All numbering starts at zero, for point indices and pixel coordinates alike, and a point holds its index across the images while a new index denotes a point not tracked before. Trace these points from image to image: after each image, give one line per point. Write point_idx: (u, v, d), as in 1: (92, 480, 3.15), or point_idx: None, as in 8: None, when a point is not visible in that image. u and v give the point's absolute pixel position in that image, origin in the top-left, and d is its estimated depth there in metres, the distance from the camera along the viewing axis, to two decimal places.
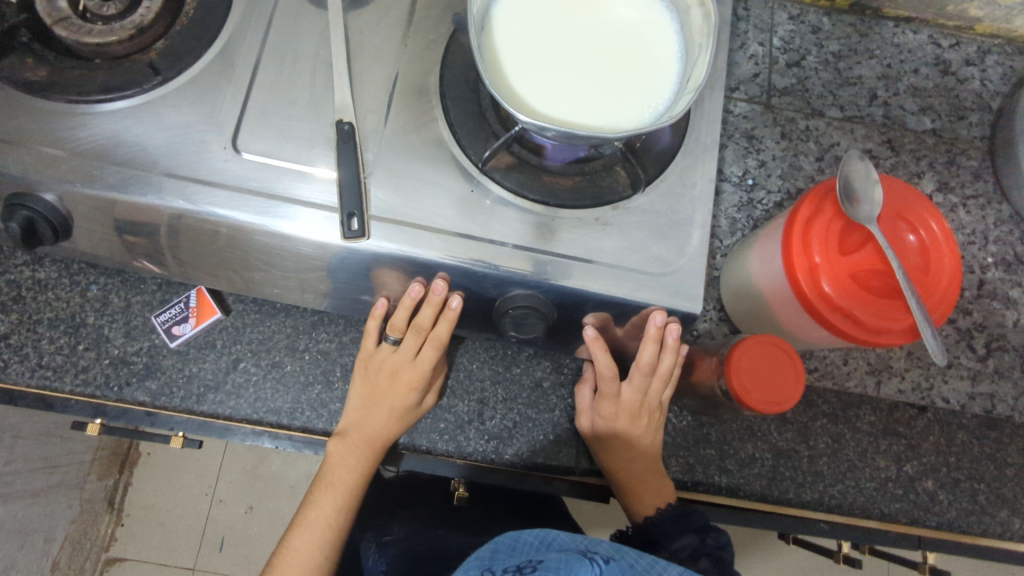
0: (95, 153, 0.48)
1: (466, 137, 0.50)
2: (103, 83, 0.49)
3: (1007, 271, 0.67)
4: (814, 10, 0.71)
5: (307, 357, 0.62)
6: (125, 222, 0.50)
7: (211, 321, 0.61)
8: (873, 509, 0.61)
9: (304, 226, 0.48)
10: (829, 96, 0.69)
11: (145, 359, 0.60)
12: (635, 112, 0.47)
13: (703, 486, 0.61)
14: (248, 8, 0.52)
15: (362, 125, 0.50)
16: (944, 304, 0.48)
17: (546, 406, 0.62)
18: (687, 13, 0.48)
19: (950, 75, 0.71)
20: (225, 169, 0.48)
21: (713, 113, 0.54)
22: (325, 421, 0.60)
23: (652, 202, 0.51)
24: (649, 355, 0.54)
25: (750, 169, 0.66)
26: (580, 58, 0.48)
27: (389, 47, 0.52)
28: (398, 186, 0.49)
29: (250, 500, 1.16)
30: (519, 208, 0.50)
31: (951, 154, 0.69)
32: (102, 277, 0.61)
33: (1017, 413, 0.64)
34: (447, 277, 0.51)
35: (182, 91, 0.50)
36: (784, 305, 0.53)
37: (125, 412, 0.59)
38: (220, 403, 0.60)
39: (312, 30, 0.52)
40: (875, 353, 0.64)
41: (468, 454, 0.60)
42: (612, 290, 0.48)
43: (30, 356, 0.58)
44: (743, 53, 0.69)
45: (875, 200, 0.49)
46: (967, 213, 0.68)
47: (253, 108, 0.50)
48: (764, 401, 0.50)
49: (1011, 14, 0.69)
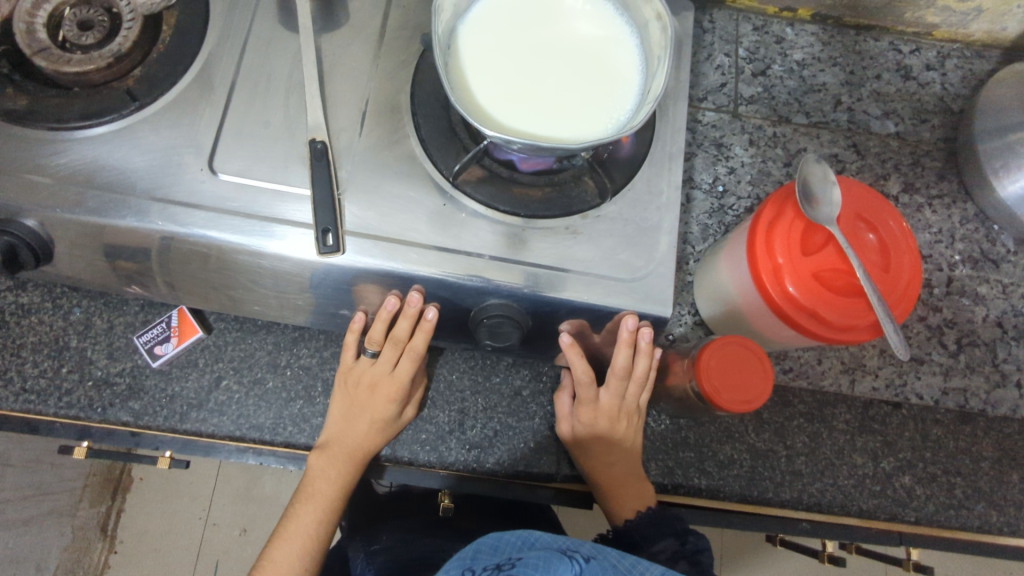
0: (75, 178, 0.50)
1: (436, 152, 0.52)
2: (82, 110, 0.51)
3: (975, 268, 0.69)
4: (777, 20, 0.74)
5: (289, 372, 0.63)
6: (105, 245, 0.52)
7: (193, 340, 0.62)
8: (853, 506, 0.62)
9: (280, 243, 0.49)
10: (795, 103, 0.71)
11: (129, 380, 0.60)
12: (599, 124, 0.48)
13: (684, 489, 0.61)
14: (222, 34, 0.54)
15: (335, 143, 0.52)
16: (905, 301, 0.50)
17: (526, 414, 0.63)
18: (646, 27, 0.50)
19: (911, 80, 0.73)
20: (201, 190, 0.50)
21: (677, 122, 0.56)
22: (308, 435, 0.61)
23: (620, 210, 0.52)
24: (624, 359, 0.56)
25: (720, 176, 0.68)
26: (543, 73, 0.49)
27: (361, 68, 0.54)
28: (372, 202, 0.50)
29: (244, 522, 1.15)
30: (490, 219, 0.51)
31: (915, 156, 0.71)
32: (85, 300, 0.62)
33: (989, 407, 0.65)
34: (422, 289, 0.52)
35: (160, 115, 0.52)
36: (753, 307, 0.55)
37: (110, 433, 0.59)
38: (203, 421, 0.60)
39: (285, 53, 0.54)
40: (848, 352, 0.66)
41: (450, 464, 0.61)
42: (583, 296, 0.50)
43: (14, 381, 0.58)
44: (709, 65, 0.71)
45: (835, 201, 0.50)
46: (933, 213, 0.70)
47: (228, 130, 0.51)
48: (735, 400, 0.51)
49: (967, 20, 0.71)
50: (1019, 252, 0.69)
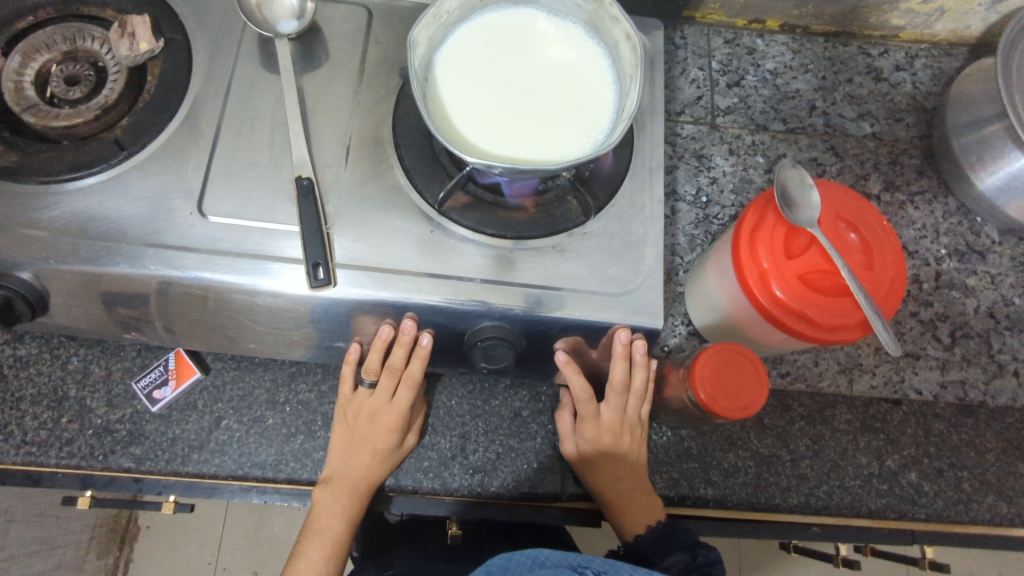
0: (67, 229, 0.50)
1: (421, 181, 0.53)
2: (71, 162, 0.52)
3: (962, 260, 0.69)
4: (747, 32, 0.76)
5: (288, 408, 0.63)
6: (100, 293, 0.52)
7: (191, 381, 0.62)
8: (861, 507, 0.62)
9: (275, 281, 0.50)
10: (771, 110, 0.72)
11: (128, 426, 0.61)
12: (576, 143, 0.49)
13: (690, 500, 0.61)
14: (206, 80, 0.55)
15: (321, 179, 0.53)
16: (892, 298, 0.50)
17: (528, 435, 0.63)
18: (617, 47, 0.52)
19: (882, 81, 0.75)
20: (192, 233, 0.50)
21: (655, 137, 0.57)
22: (310, 470, 0.61)
23: (605, 226, 0.53)
24: (621, 373, 0.56)
25: (703, 187, 0.69)
26: (520, 97, 0.51)
27: (342, 105, 0.55)
28: (360, 234, 0.51)
29: (254, 565, 1.13)
30: (478, 244, 0.52)
31: (893, 155, 0.72)
32: (81, 348, 0.62)
33: (989, 398, 0.65)
34: (416, 316, 0.52)
35: (148, 162, 0.53)
36: (745, 315, 0.55)
37: (112, 480, 0.59)
38: (205, 462, 0.60)
39: (268, 95, 0.55)
40: (843, 352, 0.66)
41: (454, 490, 0.61)
42: (574, 313, 0.50)
43: (14, 435, 0.59)
44: (684, 79, 0.73)
45: (814, 203, 0.51)
46: (915, 209, 0.71)
47: (215, 173, 0.52)
48: (733, 407, 0.51)
49: (930, 20, 0.73)
50: (1003, 243, 0.70)
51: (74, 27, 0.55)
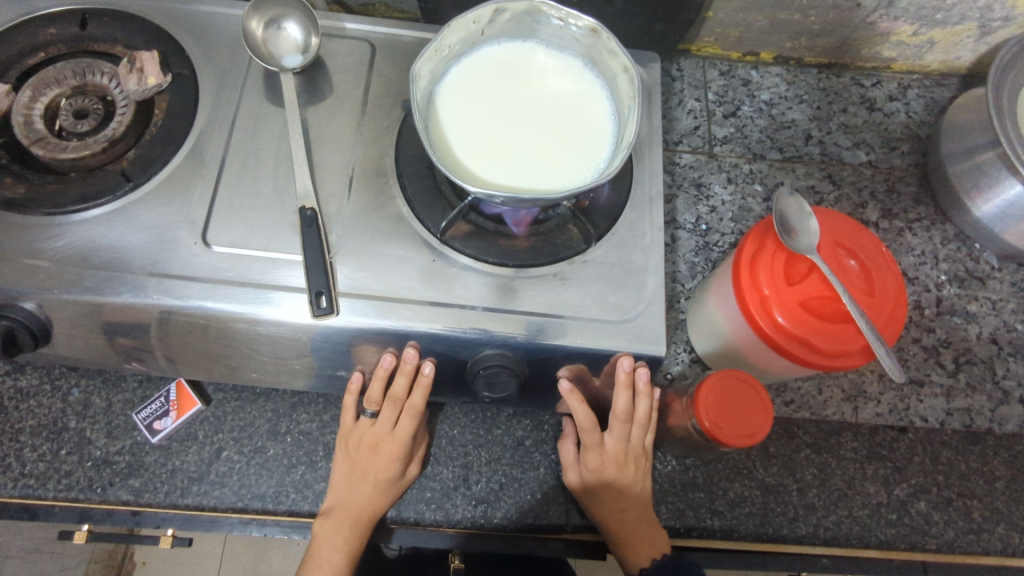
0: (72, 259, 0.51)
1: (423, 211, 0.53)
2: (78, 193, 0.52)
3: (962, 286, 0.70)
4: (742, 64, 0.78)
5: (289, 439, 0.62)
6: (103, 323, 0.52)
7: (192, 412, 0.62)
8: (871, 537, 0.61)
9: (282, 310, 0.50)
10: (767, 140, 0.74)
11: (128, 458, 0.60)
12: (577, 172, 0.50)
13: (697, 532, 0.60)
14: (212, 113, 0.56)
15: (324, 209, 0.53)
16: (894, 324, 0.50)
17: (531, 465, 0.63)
18: (614, 79, 0.53)
19: (876, 111, 0.77)
20: (195, 262, 0.51)
21: (653, 165, 0.58)
22: (311, 501, 0.60)
23: (606, 254, 0.53)
24: (624, 402, 0.55)
25: (702, 215, 0.70)
26: (521, 127, 0.52)
27: (346, 137, 0.56)
28: (364, 263, 0.52)
29: None
30: (482, 272, 0.52)
31: (889, 183, 0.73)
32: (83, 379, 0.62)
33: (995, 425, 0.65)
34: (418, 344, 0.52)
35: (153, 193, 0.53)
36: (749, 343, 0.55)
37: (109, 514, 0.58)
38: (205, 494, 0.60)
39: (273, 127, 0.56)
40: (847, 379, 0.66)
41: (457, 522, 0.60)
42: (577, 341, 0.50)
43: (13, 467, 0.58)
44: (681, 109, 0.74)
45: (812, 230, 0.52)
46: (913, 236, 0.71)
47: (220, 204, 0.53)
48: (736, 435, 0.51)
49: (921, 52, 0.75)
50: (1003, 269, 0.71)
51: (84, 63, 0.56)
